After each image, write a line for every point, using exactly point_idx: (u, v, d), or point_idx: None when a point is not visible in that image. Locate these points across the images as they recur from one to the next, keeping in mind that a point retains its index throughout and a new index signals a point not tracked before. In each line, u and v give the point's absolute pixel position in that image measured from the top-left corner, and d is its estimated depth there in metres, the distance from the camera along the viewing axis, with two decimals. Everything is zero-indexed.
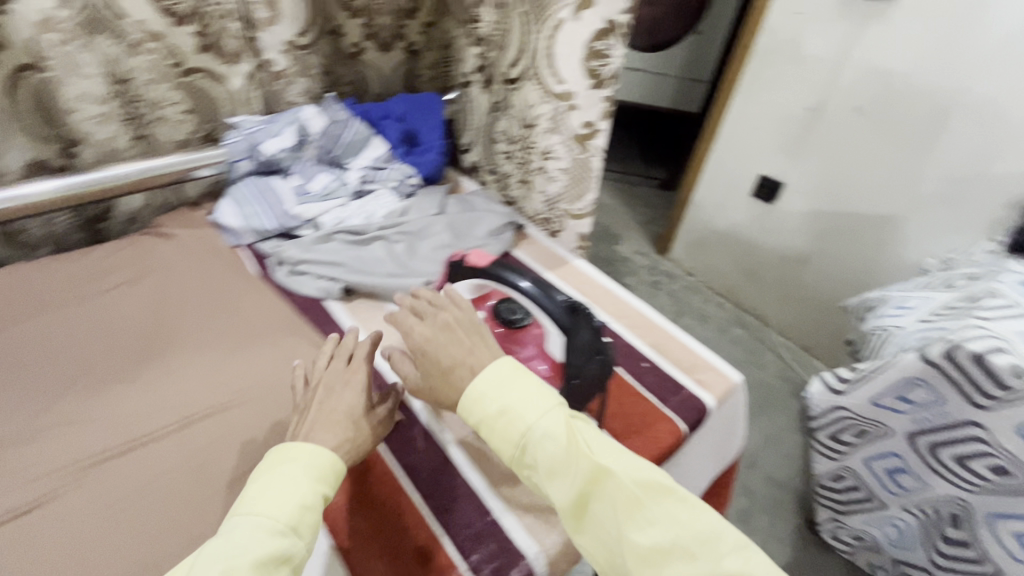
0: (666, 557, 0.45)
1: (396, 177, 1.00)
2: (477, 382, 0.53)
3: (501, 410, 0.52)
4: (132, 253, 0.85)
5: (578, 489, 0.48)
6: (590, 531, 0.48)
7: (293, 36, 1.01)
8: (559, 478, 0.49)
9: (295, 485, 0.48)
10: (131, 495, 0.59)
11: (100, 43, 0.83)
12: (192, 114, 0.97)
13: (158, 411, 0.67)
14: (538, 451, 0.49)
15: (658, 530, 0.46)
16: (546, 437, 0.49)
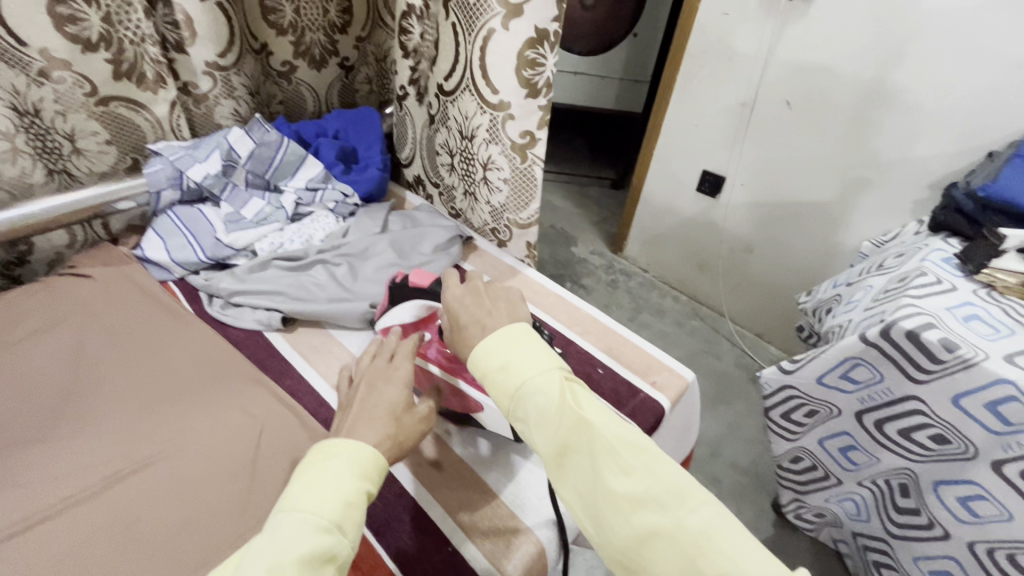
0: (638, 507, 0.44)
1: (334, 198, 0.96)
2: (483, 344, 0.54)
3: (501, 362, 0.52)
4: (46, 298, 0.78)
5: (561, 437, 0.47)
6: (570, 479, 0.48)
7: (215, 57, 0.94)
8: (542, 427, 0.48)
9: (339, 480, 0.46)
10: (55, 564, 0.53)
11: (4, 73, 0.76)
12: (112, 144, 0.92)
13: (80, 471, 0.61)
14: (526, 401, 0.49)
15: (633, 482, 0.45)
16: (537, 391, 0.49)
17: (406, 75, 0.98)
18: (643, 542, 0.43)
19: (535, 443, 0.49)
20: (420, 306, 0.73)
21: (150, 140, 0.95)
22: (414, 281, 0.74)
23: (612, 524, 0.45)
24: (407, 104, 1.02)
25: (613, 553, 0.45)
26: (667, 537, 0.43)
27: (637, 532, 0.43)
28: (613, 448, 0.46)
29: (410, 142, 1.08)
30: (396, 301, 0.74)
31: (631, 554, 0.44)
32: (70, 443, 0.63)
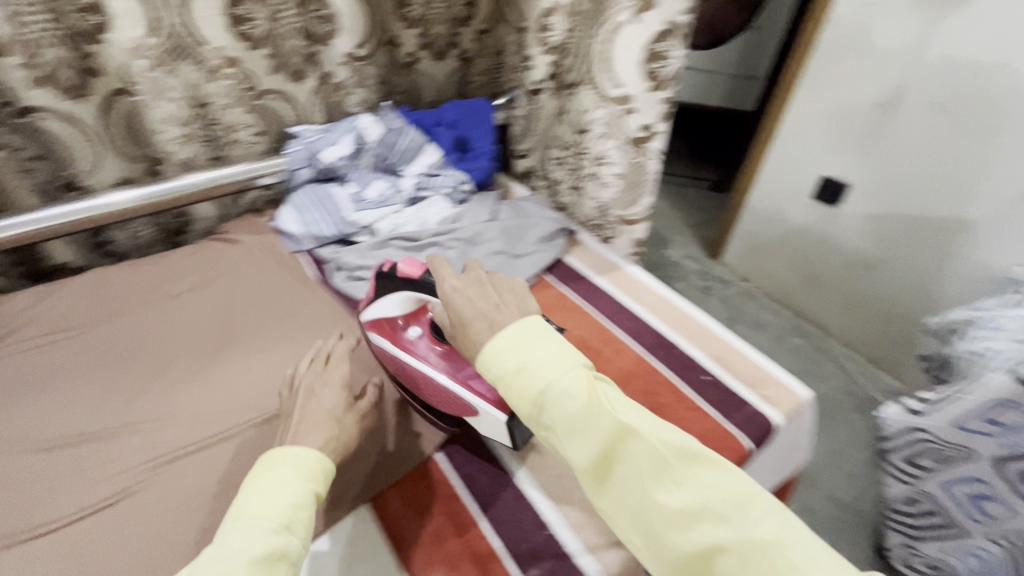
0: (692, 519, 0.42)
1: (450, 184, 1.00)
2: (494, 348, 0.50)
3: (521, 368, 0.48)
4: (202, 258, 0.90)
5: (599, 448, 0.45)
6: (614, 491, 0.46)
7: (352, 48, 1.03)
8: (579, 438, 0.45)
9: (284, 485, 0.49)
10: (205, 493, 0.62)
11: (187, 69, 0.88)
12: (263, 135, 1.03)
13: (226, 411, 0.70)
14: (555, 412, 0.46)
15: (687, 491, 0.43)
16: (566, 395, 0.46)
17: (545, 67, 0.95)
18: (705, 556, 0.41)
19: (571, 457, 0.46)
20: (409, 298, 0.68)
21: (291, 125, 1.05)
22: (404, 271, 0.66)
23: (667, 537, 0.42)
24: (536, 96, 1.00)
25: (670, 564, 0.43)
26: (732, 551, 0.40)
27: (697, 546, 0.41)
28: (658, 457, 0.44)
29: (526, 136, 1.09)
30: (387, 291, 0.68)
31: (691, 566, 0.42)
32: (216, 389, 0.72)
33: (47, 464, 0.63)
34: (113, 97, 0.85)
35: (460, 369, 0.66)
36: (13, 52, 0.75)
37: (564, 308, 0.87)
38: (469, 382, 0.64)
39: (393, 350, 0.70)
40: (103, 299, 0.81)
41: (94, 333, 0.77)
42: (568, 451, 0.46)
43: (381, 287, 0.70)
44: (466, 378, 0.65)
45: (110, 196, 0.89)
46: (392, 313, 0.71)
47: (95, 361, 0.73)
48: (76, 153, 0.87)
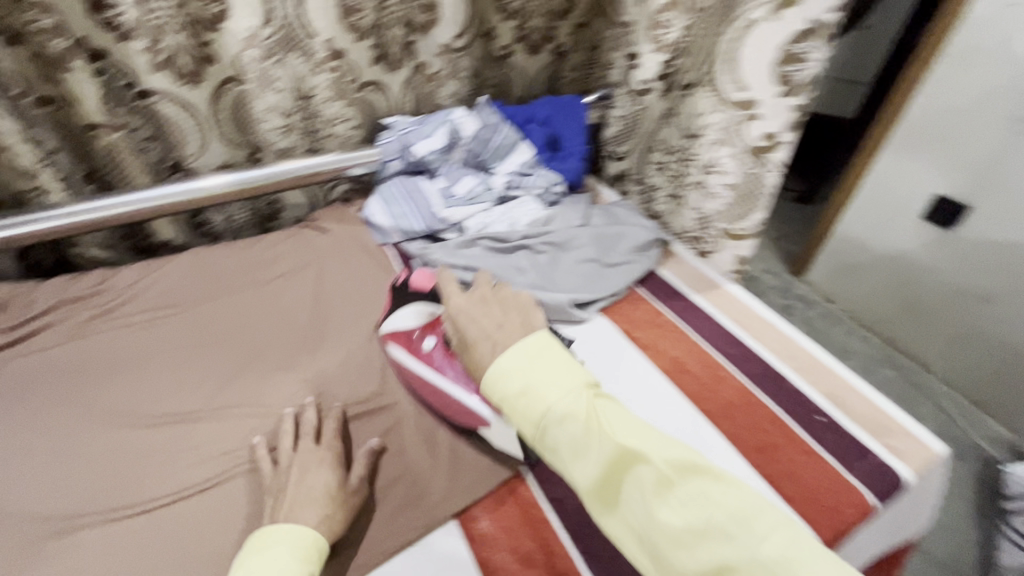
0: (702, 543, 0.40)
1: (542, 185, 0.96)
2: (494, 367, 0.50)
3: (519, 387, 0.48)
4: (294, 244, 0.91)
5: (601, 470, 0.43)
6: (619, 515, 0.44)
7: (450, 39, 1.00)
8: (581, 460, 0.44)
9: (280, 567, 0.48)
10: None
11: (294, 61, 0.90)
12: (359, 129, 1.03)
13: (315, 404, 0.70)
14: (554, 433, 0.45)
15: (691, 511, 0.41)
16: (565, 415, 0.45)
17: (655, 69, 0.90)
18: None
19: (574, 481, 0.45)
20: (428, 310, 0.76)
21: (383, 116, 1.04)
22: (417, 281, 0.78)
23: (678, 564, 0.40)
24: (642, 97, 0.95)
25: None
26: None
27: (705, 572, 0.39)
28: (662, 477, 0.42)
29: (624, 135, 1.03)
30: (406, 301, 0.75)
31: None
32: (304, 379, 0.72)
33: (147, 438, 0.64)
34: (224, 83, 0.88)
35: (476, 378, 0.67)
36: (136, 38, 0.77)
37: (659, 326, 0.81)
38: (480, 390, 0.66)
39: (409, 359, 0.71)
40: (203, 278, 0.84)
41: (194, 311, 0.79)
42: (570, 474, 0.45)
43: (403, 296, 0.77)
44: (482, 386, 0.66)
45: (203, 179, 0.91)
46: (411, 323, 0.74)
47: (195, 341, 0.75)
48: (186, 137, 0.90)
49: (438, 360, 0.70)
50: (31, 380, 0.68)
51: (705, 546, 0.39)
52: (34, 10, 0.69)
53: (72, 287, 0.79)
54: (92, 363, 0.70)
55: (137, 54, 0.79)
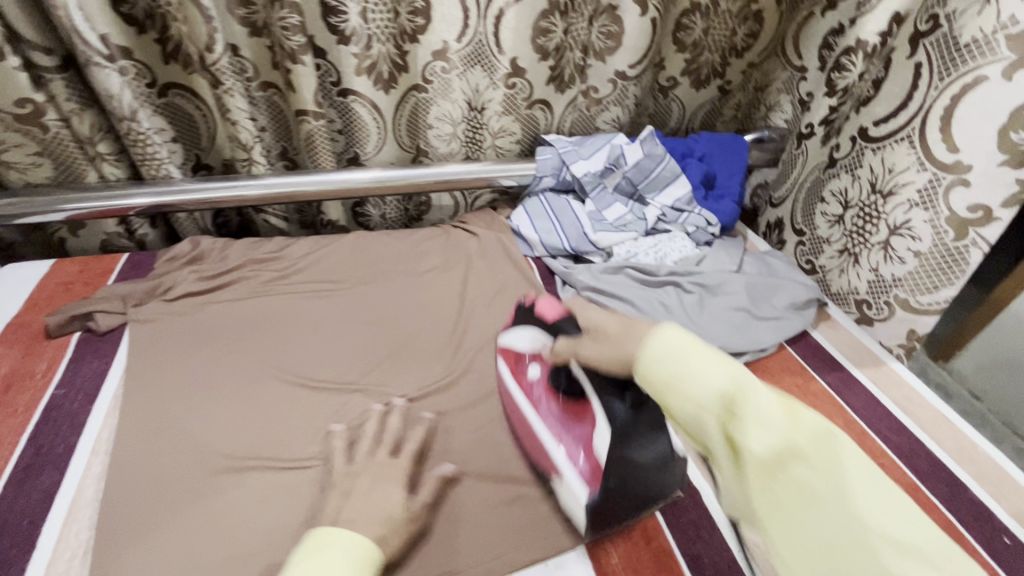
0: (899, 550, 0.35)
1: (695, 224, 0.94)
2: (663, 327, 0.48)
3: (708, 350, 0.45)
4: (444, 243, 0.96)
5: (794, 441, 0.39)
6: (780, 493, 0.39)
7: (624, 67, 1.00)
8: (767, 425, 0.40)
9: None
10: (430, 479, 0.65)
11: (477, 74, 0.96)
12: (519, 143, 1.07)
13: (452, 402, 0.72)
14: (751, 394, 0.42)
15: (888, 518, 0.37)
16: (756, 387, 0.42)
17: (823, 113, 0.91)
18: None
19: (748, 443, 0.40)
20: (541, 338, 0.70)
21: (542, 133, 1.07)
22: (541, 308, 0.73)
23: (860, 566, 0.35)
24: (805, 143, 0.96)
25: None
26: None
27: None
28: (850, 465, 0.39)
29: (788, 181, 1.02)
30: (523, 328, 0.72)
31: None
32: (446, 374, 0.75)
33: (308, 400, 0.70)
34: (410, 90, 0.98)
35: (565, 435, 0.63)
36: (351, 42, 0.85)
37: (811, 394, 0.75)
38: (567, 444, 0.62)
39: (512, 383, 0.70)
40: (365, 262, 0.91)
41: (352, 291, 0.85)
42: (749, 434, 0.40)
43: (522, 318, 0.75)
44: (565, 446, 0.62)
45: (361, 173, 0.99)
46: (523, 345, 0.72)
47: (355, 319, 0.81)
48: (367, 137, 0.99)
49: (539, 394, 0.67)
50: (221, 330, 0.76)
51: (905, 548, 0.35)
52: (287, 8, 0.76)
53: (257, 250, 0.89)
54: (268, 321, 0.79)
55: (349, 56, 0.87)
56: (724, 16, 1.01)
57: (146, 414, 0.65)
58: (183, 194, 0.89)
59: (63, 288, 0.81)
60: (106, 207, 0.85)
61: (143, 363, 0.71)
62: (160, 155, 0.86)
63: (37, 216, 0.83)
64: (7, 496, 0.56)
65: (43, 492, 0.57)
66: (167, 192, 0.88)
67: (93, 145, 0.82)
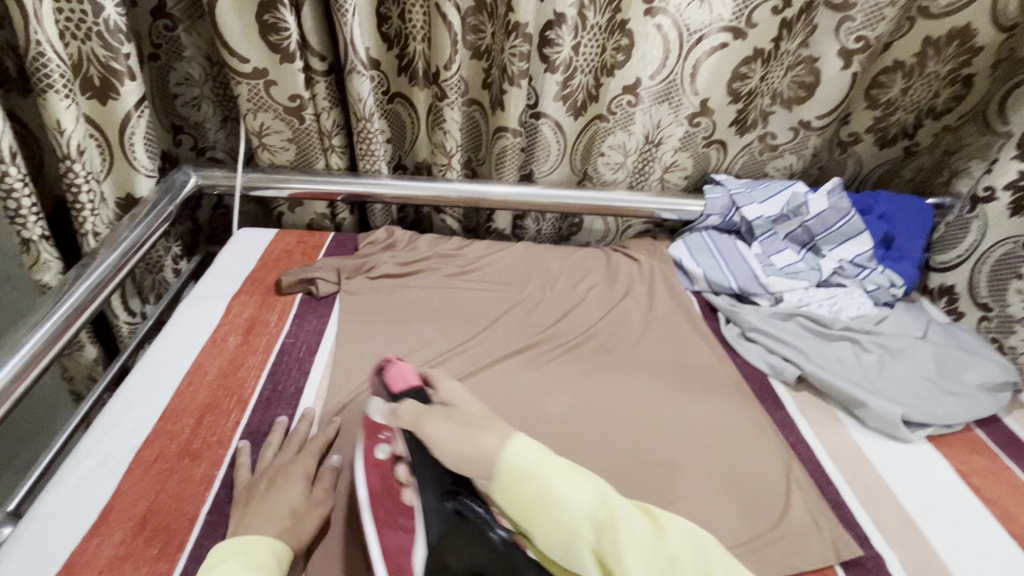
0: None
1: (876, 282, 0.91)
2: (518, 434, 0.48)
3: (562, 460, 0.46)
4: (605, 265, 1.00)
5: (668, 552, 0.42)
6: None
7: (811, 118, 1.00)
8: (642, 540, 0.42)
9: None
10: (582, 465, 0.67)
11: (661, 111, 1.00)
12: (686, 178, 1.10)
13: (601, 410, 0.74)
14: (616, 511, 0.43)
15: None
16: (610, 504, 0.43)
17: (1009, 179, 0.87)
18: None
19: (625, 566, 0.41)
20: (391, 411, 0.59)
21: (711, 172, 1.09)
22: (390, 380, 0.63)
23: None
24: (981, 206, 0.91)
25: None
26: None
27: None
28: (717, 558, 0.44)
29: (959, 247, 0.94)
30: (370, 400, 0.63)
31: None
32: (601, 385, 0.78)
33: (491, 382, 0.76)
34: (594, 121, 1.04)
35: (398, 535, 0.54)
36: (558, 71, 0.93)
37: (1006, 482, 0.69)
38: (390, 542, 0.54)
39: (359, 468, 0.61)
40: (533, 270, 0.97)
41: (520, 294, 0.92)
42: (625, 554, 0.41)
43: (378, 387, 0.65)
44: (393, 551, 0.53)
45: (537, 189, 1.06)
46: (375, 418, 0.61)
47: (528, 324, 0.86)
48: (547, 158, 1.07)
49: (382, 485, 0.59)
50: (411, 309, 0.86)
51: None
52: (520, 38, 0.85)
53: (441, 245, 0.99)
54: (451, 309, 0.87)
55: (552, 83, 0.95)
56: (928, 77, 0.99)
57: (355, 376, 0.75)
58: (388, 187, 1.01)
59: (286, 255, 0.95)
60: (325, 189, 0.98)
61: (354, 330, 0.81)
62: (378, 153, 0.99)
63: (269, 189, 0.99)
64: (253, 424, 0.67)
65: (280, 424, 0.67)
66: (375, 184, 1.00)
67: (330, 140, 0.97)
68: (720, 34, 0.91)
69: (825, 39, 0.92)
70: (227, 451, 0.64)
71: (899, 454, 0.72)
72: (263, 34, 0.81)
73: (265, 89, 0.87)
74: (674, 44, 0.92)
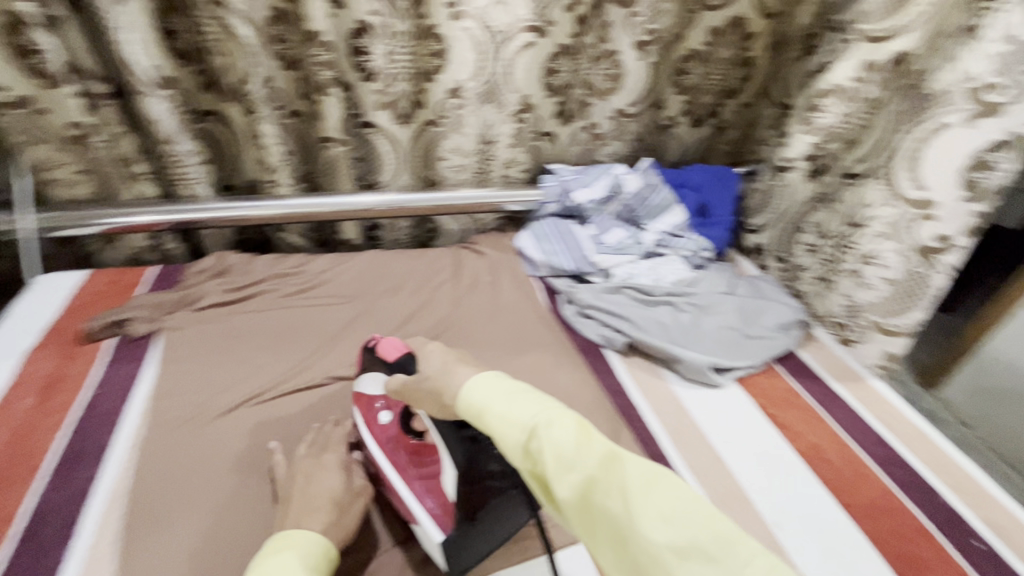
0: (680, 557, 0.33)
1: (691, 248, 1.01)
2: (484, 374, 0.47)
3: (511, 391, 0.44)
4: (453, 261, 1.02)
5: (583, 471, 0.37)
6: (593, 531, 0.37)
7: (625, 106, 1.08)
8: (559, 457, 0.38)
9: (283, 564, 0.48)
10: None
11: (488, 111, 1.03)
12: (526, 172, 1.14)
13: None
14: (544, 433, 0.39)
15: (680, 529, 0.34)
16: (547, 427, 0.40)
17: (806, 150, 0.90)
18: None
19: (552, 487, 0.38)
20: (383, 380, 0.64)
21: (548, 163, 1.14)
22: (382, 351, 0.63)
23: None
24: (787, 174, 0.94)
25: None
26: None
27: None
28: (654, 473, 0.37)
29: (768, 210, 1.02)
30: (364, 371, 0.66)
31: None
32: None
33: (329, 398, 0.76)
34: (424, 127, 1.03)
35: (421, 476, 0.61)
36: (376, 80, 0.93)
37: (797, 407, 0.80)
38: (419, 487, 0.61)
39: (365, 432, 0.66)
40: (380, 275, 0.97)
41: (368, 302, 0.92)
42: (550, 475, 0.38)
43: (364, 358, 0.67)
44: (420, 488, 0.60)
45: (376, 195, 1.05)
46: (371, 390, 0.65)
47: (372, 333, 0.87)
48: (384, 166, 1.06)
49: (388, 442, 0.64)
50: (244, 338, 0.82)
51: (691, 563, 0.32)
52: (319, 47, 0.87)
53: (278, 265, 0.95)
54: (289, 331, 0.84)
55: (371, 92, 0.95)
56: (720, 63, 1.09)
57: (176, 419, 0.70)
58: (211, 211, 0.95)
59: (95, 298, 0.86)
60: (140, 221, 0.91)
61: (178, 370, 0.76)
62: (192, 176, 0.93)
63: (76, 229, 0.90)
64: (47, 490, 0.61)
65: (78, 488, 0.61)
66: (196, 210, 0.94)
67: (133, 166, 0.91)
68: (525, 33, 0.94)
69: (620, 33, 0.99)
70: (12, 527, 0.58)
71: (711, 399, 0.80)
72: (16, 59, 0.76)
73: (35, 119, 0.81)
74: (485, 45, 0.94)
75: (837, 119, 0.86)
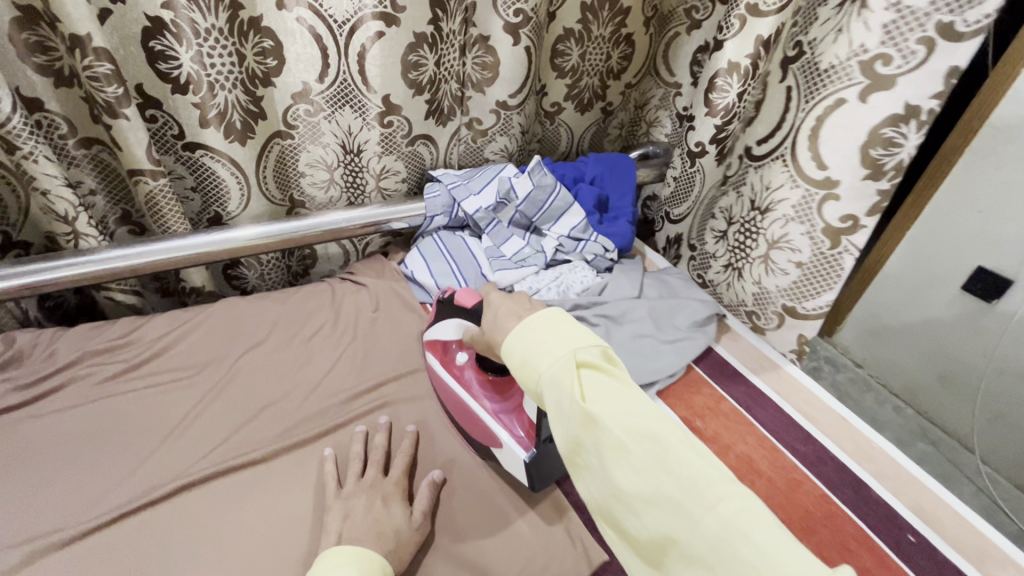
0: (647, 502, 0.40)
1: (594, 251, 0.93)
2: (516, 328, 0.52)
3: (536, 345, 0.49)
4: (329, 299, 0.86)
5: (572, 426, 0.44)
6: (586, 471, 0.45)
7: (505, 98, 0.95)
8: (558, 413, 0.45)
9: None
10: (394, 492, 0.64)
11: (347, 116, 0.87)
12: (405, 181, 0.99)
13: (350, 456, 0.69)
14: (548, 386, 0.47)
15: (643, 477, 0.40)
16: (551, 385, 0.46)
17: (710, 133, 0.83)
18: (662, 546, 0.39)
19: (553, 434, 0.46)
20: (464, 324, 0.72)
21: (429, 168, 1.01)
22: (461, 300, 0.69)
23: (627, 521, 0.41)
24: (699, 160, 0.87)
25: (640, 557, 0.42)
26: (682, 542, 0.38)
27: (649, 534, 0.40)
28: (632, 428, 0.42)
29: (683, 199, 0.94)
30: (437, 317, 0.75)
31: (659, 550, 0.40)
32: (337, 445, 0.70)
33: (176, 512, 0.61)
34: (270, 139, 0.87)
35: (502, 402, 0.70)
36: (188, 90, 0.74)
37: (722, 415, 0.76)
38: (502, 418, 0.68)
39: (441, 372, 0.75)
40: (234, 331, 0.79)
41: (221, 371, 0.75)
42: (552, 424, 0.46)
43: (439, 310, 0.75)
44: (503, 413, 0.69)
45: (234, 230, 0.85)
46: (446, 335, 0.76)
47: (230, 412, 0.71)
48: (228, 195, 0.87)
49: (466, 377, 0.74)
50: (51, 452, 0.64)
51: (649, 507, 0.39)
52: (92, 56, 0.63)
53: (95, 339, 0.74)
54: (114, 431, 0.67)
55: (188, 106, 0.76)
56: (597, 40, 0.99)
57: None
58: None
59: None
60: None
61: None
62: None
63: None
64: None
65: None
66: None
67: None
68: (373, 22, 0.77)
69: (486, 15, 0.86)
70: None
71: None
72: None
73: None
74: (327, 39, 0.78)
75: (734, 100, 0.79)
